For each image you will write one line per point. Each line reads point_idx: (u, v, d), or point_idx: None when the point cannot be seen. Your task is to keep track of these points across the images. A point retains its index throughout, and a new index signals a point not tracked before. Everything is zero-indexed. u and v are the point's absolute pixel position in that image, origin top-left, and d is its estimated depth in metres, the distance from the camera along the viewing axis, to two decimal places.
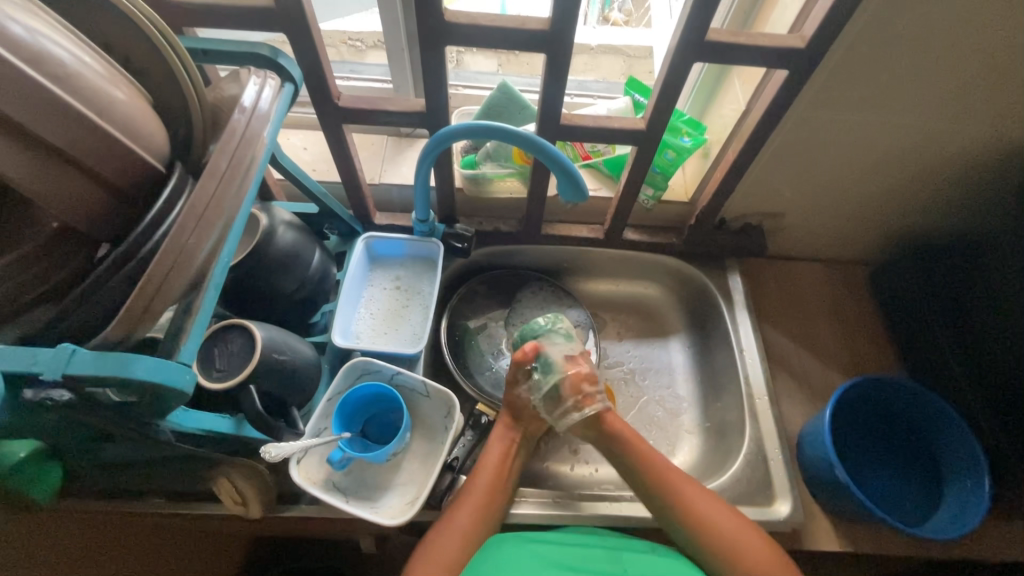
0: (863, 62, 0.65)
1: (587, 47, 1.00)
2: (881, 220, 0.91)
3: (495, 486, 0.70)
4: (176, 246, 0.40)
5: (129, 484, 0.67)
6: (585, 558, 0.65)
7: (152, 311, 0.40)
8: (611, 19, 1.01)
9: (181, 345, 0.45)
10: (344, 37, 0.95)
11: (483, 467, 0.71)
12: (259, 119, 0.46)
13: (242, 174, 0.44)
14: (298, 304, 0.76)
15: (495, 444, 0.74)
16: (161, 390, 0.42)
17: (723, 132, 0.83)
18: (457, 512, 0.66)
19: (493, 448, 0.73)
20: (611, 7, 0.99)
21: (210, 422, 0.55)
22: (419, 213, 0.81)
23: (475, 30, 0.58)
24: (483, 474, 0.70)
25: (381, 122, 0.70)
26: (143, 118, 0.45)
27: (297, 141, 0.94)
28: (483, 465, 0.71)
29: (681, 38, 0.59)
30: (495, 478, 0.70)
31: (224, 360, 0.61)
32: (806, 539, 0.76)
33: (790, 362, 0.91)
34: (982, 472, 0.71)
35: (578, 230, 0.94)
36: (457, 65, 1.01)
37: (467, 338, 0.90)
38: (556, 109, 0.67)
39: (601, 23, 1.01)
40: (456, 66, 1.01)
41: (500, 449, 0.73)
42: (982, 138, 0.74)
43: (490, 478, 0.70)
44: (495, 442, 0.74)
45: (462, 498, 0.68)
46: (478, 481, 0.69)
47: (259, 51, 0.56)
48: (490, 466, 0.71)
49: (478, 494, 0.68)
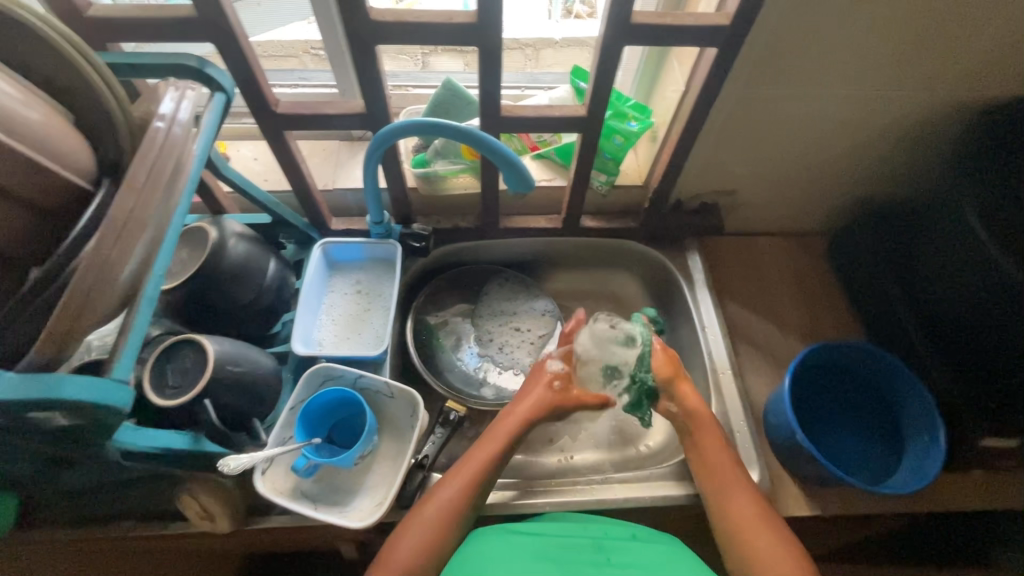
0: (792, 35, 0.66)
1: (551, 39, 1.00)
2: (832, 189, 0.93)
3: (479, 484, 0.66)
4: (97, 262, 0.39)
5: (94, 510, 0.66)
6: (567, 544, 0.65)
7: (78, 328, 0.39)
8: (574, 13, 0.96)
9: (115, 360, 0.44)
10: (306, 46, 0.94)
11: (471, 464, 0.66)
12: (181, 128, 0.46)
13: (164, 184, 0.44)
14: (256, 316, 0.76)
15: (496, 433, 0.69)
16: (94, 408, 0.42)
17: (669, 114, 0.83)
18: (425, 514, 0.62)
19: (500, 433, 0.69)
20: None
21: (165, 439, 0.55)
22: (374, 215, 0.81)
23: (404, 27, 0.58)
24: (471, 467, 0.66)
25: (324, 126, 0.70)
26: (62, 136, 0.44)
27: (247, 152, 0.93)
28: (472, 463, 0.66)
29: (608, 22, 0.59)
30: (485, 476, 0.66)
31: (177, 376, 0.60)
32: (777, 507, 0.77)
33: (752, 336, 0.93)
34: (936, 426, 0.73)
35: (536, 222, 0.95)
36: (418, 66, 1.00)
37: (433, 336, 0.91)
38: (495, 101, 0.67)
39: (565, 17, 0.97)
40: (420, 66, 0.99)
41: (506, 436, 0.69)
42: (915, 101, 0.76)
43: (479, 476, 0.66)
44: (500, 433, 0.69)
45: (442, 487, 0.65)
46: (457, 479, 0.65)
47: (186, 63, 0.56)
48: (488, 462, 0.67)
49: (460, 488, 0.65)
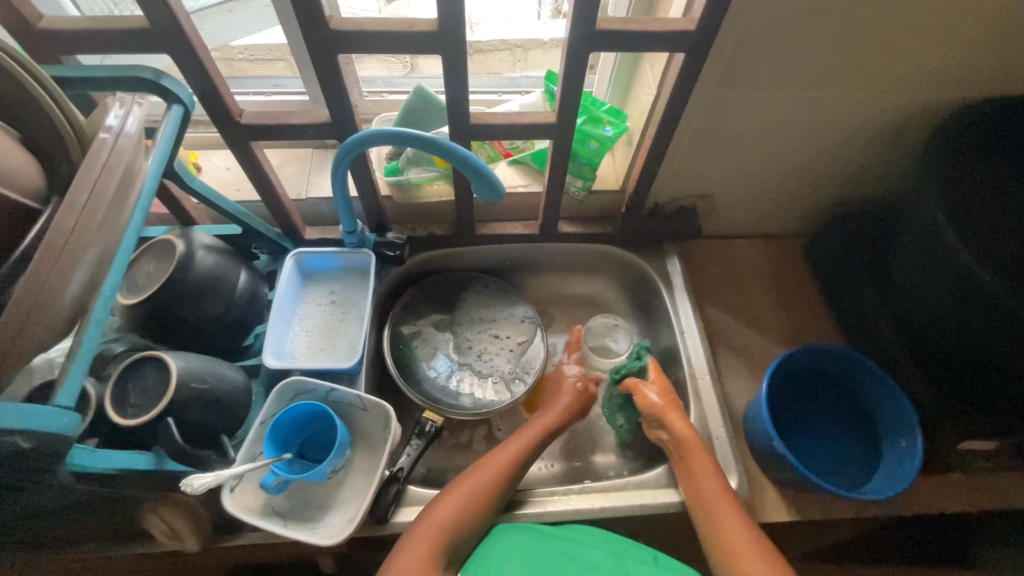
0: (760, 39, 0.66)
1: (539, 40, 0.99)
2: (809, 191, 0.92)
3: (473, 506, 0.67)
4: (36, 284, 0.37)
5: (57, 534, 0.65)
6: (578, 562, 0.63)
7: (17, 353, 0.38)
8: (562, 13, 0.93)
9: (61, 383, 0.43)
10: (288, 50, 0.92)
11: (466, 487, 0.68)
12: (128, 142, 0.45)
13: (108, 201, 0.42)
14: (226, 329, 0.75)
15: (496, 458, 0.71)
16: (37, 435, 0.41)
17: (643, 119, 0.83)
18: (417, 536, 0.63)
19: (500, 458, 0.71)
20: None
21: (125, 460, 0.54)
22: (346, 225, 0.80)
23: (363, 36, 0.57)
24: (466, 489, 0.68)
25: (290, 136, 0.69)
26: (4, 155, 0.43)
27: (219, 161, 0.92)
28: (467, 485, 0.68)
29: (572, 29, 0.59)
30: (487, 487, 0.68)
31: (139, 394, 0.59)
32: (757, 513, 0.77)
33: (732, 340, 0.92)
34: (914, 431, 0.72)
35: (514, 227, 0.94)
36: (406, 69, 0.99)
37: (410, 345, 0.89)
38: (463, 109, 0.66)
39: (554, 17, 0.94)
40: (411, 70, 0.99)
41: (506, 461, 0.71)
42: (886, 103, 0.76)
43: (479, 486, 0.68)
44: (500, 459, 0.71)
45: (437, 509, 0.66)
46: (454, 500, 0.67)
47: (140, 74, 0.54)
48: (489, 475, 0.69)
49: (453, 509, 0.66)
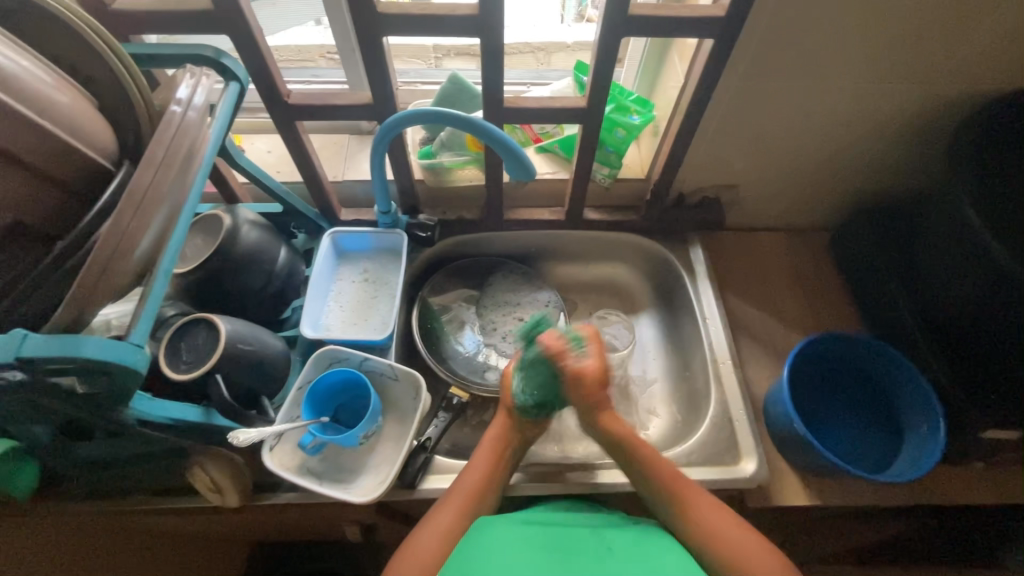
0: (789, 27, 0.67)
1: (562, 43, 1.02)
2: (834, 183, 0.93)
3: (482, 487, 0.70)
4: (117, 232, 0.41)
5: (108, 483, 0.69)
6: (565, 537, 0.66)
7: (96, 294, 0.41)
8: (586, 17, 0.97)
9: (131, 328, 0.47)
10: (322, 51, 0.98)
11: (472, 470, 0.71)
12: (197, 112, 0.48)
13: (181, 161, 0.46)
14: (266, 301, 0.79)
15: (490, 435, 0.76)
16: (113, 369, 0.44)
17: (670, 107, 0.85)
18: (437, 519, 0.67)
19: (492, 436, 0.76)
20: (587, 5, 0.96)
21: (179, 411, 0.57)
22: (381, 205, 0.84)
23: (408, 19, 0.60)
24: (473, 470, 0.71)
25: (333, 117, 0.73)
26: (87, 119, 0.47)
27: (262, 145, 0.96)
28: (472, 467, 0.72)
29: (606, 14, 0.61)
30: (480, 486, 0.70)
31: (191, 352, 0.63)
32: (775, 497, 0.78)
33: (754, 328, 0.93)
34: (937, 417, 0.73)
35: (540, 214, 0.97)
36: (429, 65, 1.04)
37: (439, 324, 0.93)
38: (498, 93, 0.69)
39: (577, 21, 0.99)
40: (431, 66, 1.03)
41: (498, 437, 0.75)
42: (915, 93, 0.77)
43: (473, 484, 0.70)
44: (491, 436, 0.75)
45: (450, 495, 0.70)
46: (463, 485, 0.70)
47: (202, 53, 0.59)
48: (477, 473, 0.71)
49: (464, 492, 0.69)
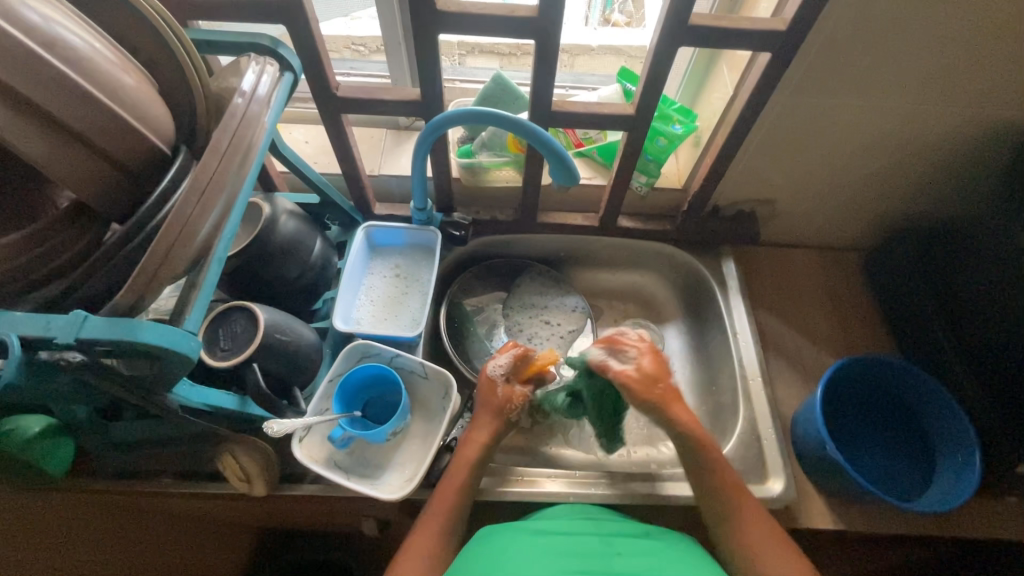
0: (846, 45, 0.66)
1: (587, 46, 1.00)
2: (874, 203, 0.92)
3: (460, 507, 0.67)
4: (181, 219, 0.41)
5: (137, 463, 0.69)
6: (581, 539, 0.64)
7: (157, 280, 0.42)
8: (611, 21, 0.99)
9: (187, 313, 0.48)
10: (348, 42, 0.97)
11: (444, 492, 0.68)
12: (258, 103, 0.48)
13: (242, 152, 0.46)
14: (300, 291, 0.79)
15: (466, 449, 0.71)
16: (168, 355, 0.45)
17: (714, 119, 0.84)
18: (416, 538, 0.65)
19: (469, 453, 0.71)
20: (611, 8, 0.97)
21: (216, 398, 0.57)
22: (417, 202, 0.83)
23: (466, 18, 0.60)
24: (448, 491, 0.68)
25: (379, 111, 0.73)
26: (151, 103, 0.47)
27: (300, 135, 0.97)
28: (444, 492, 0.68)
29: (665, 24, 0.61)
30: (454, 508, 0.67)
31: (229, 339, 0.64)
32: (800, 518, 0.77)
33: (784, 345, 0.92)
34: (972, 447, 0.72)
35: (573, 218, 0.96)
36: (456, 62, 1.03)
37: (465, 323, 0.92)
38: (547, 96, 0.69)
39: (602, 25, 0.99)
40: (455, 62, 1.02)
41: (475, 455, 0.70)
42: (967, 118, 0.75)
43: (451, 505, 0.67)
44: (468, 454, 0.70)
45: (426, 516, 0.67)
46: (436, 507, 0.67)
47: (260, 42, 0.59)
48: (454, 493, 0.68)
49: (440, 513, 0.66)
